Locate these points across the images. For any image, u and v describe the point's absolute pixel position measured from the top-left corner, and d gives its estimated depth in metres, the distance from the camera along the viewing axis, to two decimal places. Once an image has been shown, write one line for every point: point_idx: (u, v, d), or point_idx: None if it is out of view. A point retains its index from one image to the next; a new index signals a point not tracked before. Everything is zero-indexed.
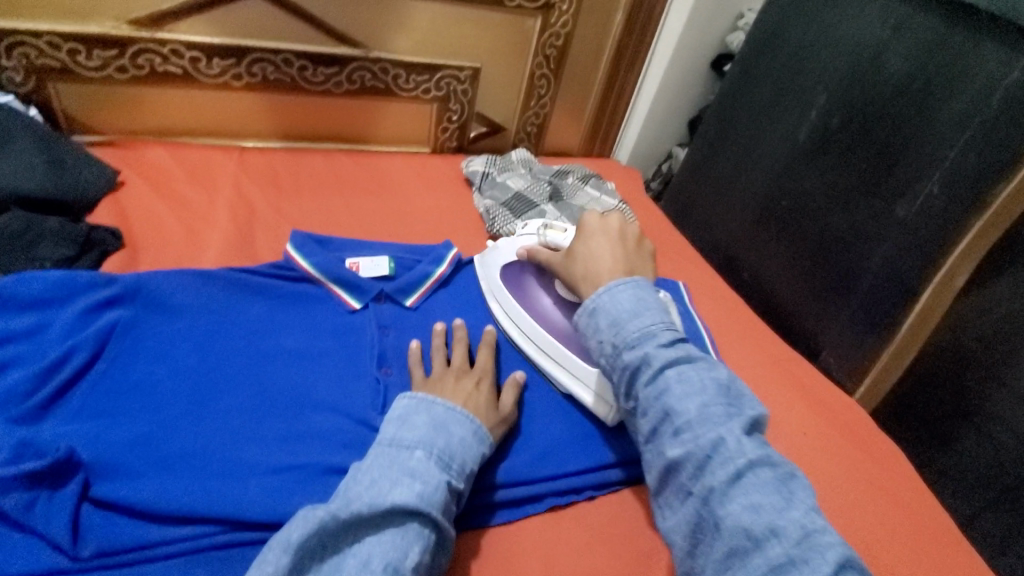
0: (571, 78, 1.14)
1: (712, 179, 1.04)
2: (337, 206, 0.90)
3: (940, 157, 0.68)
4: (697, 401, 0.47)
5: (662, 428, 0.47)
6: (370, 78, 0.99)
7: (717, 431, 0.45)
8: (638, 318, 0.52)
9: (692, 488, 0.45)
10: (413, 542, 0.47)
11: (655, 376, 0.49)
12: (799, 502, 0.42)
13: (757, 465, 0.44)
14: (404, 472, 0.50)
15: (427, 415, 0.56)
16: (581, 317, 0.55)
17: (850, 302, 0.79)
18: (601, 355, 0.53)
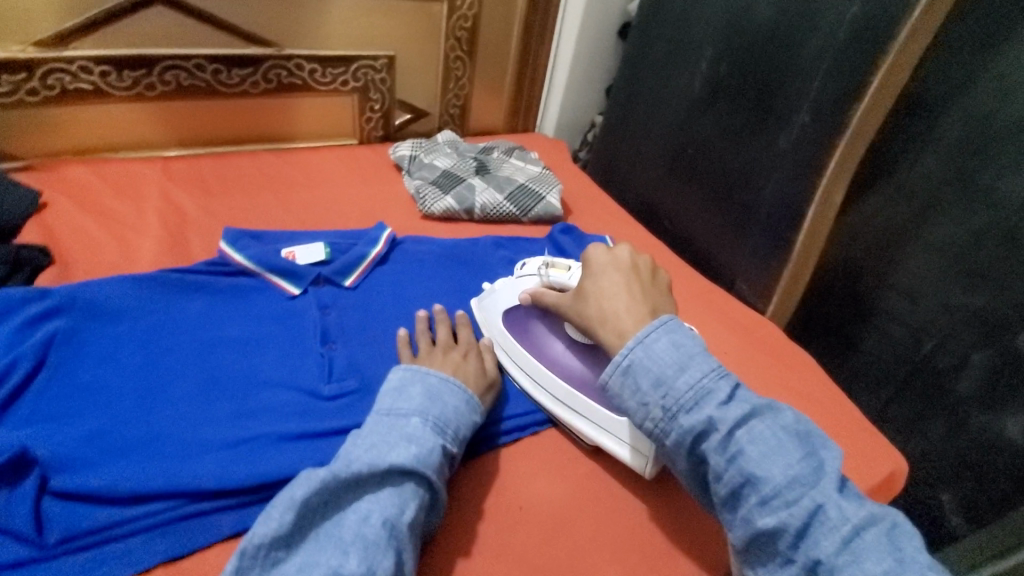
0: (486, 58, 1.18)
1: (627, 138, 1.12)
2: (268, 203, 0.92)
3: (807, 90, 0.77)
4: (778, 464, 0.49)
5: (746, 494, 0.49)
6: (286, 75, 1.01)
7: (810, 497, 0.47)
8: (686, 372, 0.53)
9: (793, 556, 0.47)
10: (410, 500, 0.51)
11: (724, 441, 0.50)
12: (909, 557, 0.44)
13: (861, 527, 0.46)
14: (401, 437, 0.55)
15: (423, 386, 0.60)
16: (612, 375, 0.56)
17: (752, 231, 0.88)
18: (653, 419, 0.54)
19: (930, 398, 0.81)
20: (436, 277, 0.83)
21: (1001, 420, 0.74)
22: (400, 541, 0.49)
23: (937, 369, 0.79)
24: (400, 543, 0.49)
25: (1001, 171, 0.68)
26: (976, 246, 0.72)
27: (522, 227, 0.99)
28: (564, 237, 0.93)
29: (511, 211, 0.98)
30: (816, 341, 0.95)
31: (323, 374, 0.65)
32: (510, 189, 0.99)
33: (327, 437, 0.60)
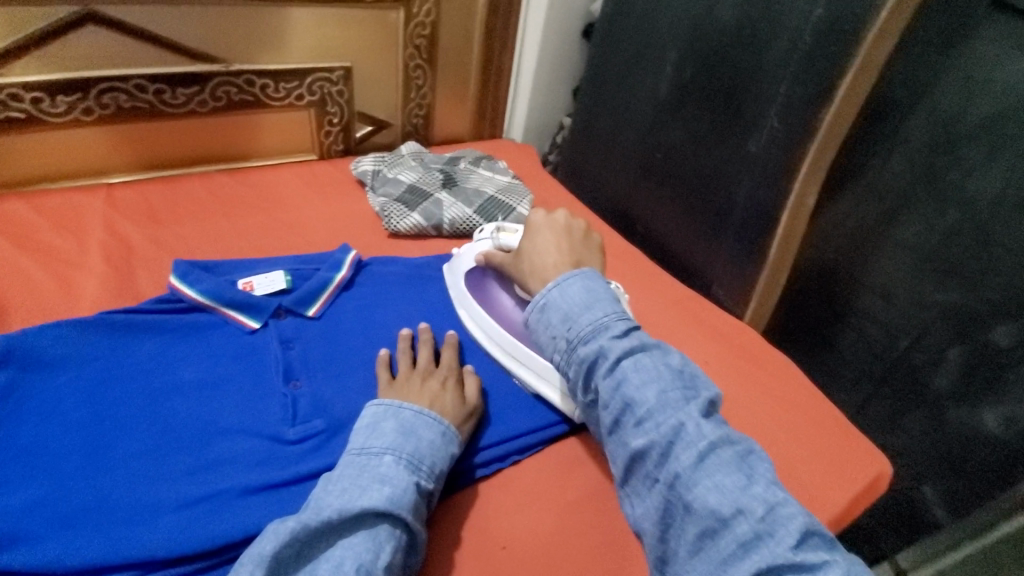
0: (447, 65, 1.14)
1: (597, 142, 1.10)
2: (223, 230, 0.87)
3: (775, 93, 0.76)
4: (655, 390, 0.51)
5: (625, 419, 0.52)
6: (236, 92, 0.96)
7: (677, 419, 0.50)
8: (590, 311, 0.57)
9: (658, 476, 0.49)
10: (385, 544, 0.48)
11: (611, 368, 0.53)
12: (759, 481, 0.47)
13: (718, 447, 0.48)
14: (373, 478, 0.51)
15: (395, 420, 0.57)
16: (531, 313, 0.60)
17: (725, 236, 0.87)
18: (558, 350, 0.58)
19: (909, 395, 0.81)
20: (405, 299, 0.79)
21: (981, 413, 0.74)
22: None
23: (915, 365, 0.79)
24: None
25: (968, 170, 0.68)
26: (948, 243, 0.72)
27: None
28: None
29: (481, 224, 0.94)
30: (794, 341, 0.95)
31: (287, 416, 0.61)
32: (479, 202, 0.96)
33: (290, 486, 0.56)
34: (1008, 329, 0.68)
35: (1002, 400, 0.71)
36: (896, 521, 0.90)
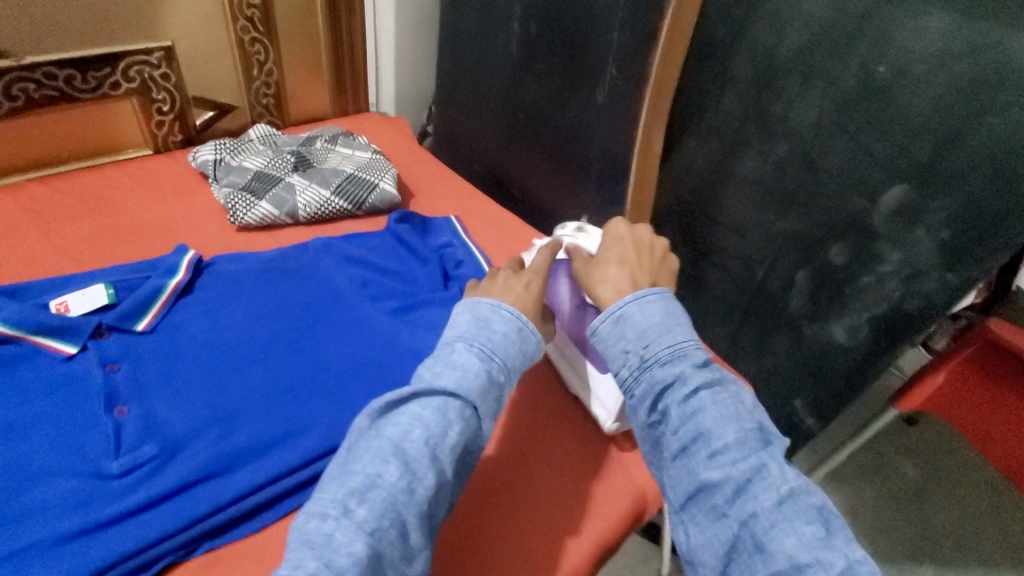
0: (290, 37, 1.05)
1: (462, 107, 1.07)
2: (35, 246, 0.76)
3: (610, 41, 0.77)
4: (733, 423, 0.49)
5: (695, 448, 0.48)
6: (36, 88, 0.83)
7: (755, 458, 0.47)
8: (669, 333, 0.53)
9: (728, 509, 0.45)
10: (453, 421, 0.50)
11: (688, 396, 0.50)
12: (838, 534, 0.44)
13: (798, 494, 0.45)
14: (446, 363, 0.54)
15: (475, 312, 0.58)
16: (604, 323, 0.56)
17: (588, 188, 0.89)
18: (626, 366, 0.54)
19: (769, 320, 0.86)
20: (255, 296, 0.72)
21: (829, 327, 0.80)
22: (439, 466, 0.49)
23: (771, 292, 0.84)
24: (442, 466, 0.49)
25: (790, 101, 0.72)
26: (781, 174, 0.76)
27: (359, 221, 0.91)
28: (401, 225, 0.85)
29: (342, 206, 0.89)
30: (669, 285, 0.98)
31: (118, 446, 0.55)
32: (336, 181, 0.90)
33: (116, 522, 0.51)
34: (840, 248, 0.74)
35: (844, 310, 0.77)
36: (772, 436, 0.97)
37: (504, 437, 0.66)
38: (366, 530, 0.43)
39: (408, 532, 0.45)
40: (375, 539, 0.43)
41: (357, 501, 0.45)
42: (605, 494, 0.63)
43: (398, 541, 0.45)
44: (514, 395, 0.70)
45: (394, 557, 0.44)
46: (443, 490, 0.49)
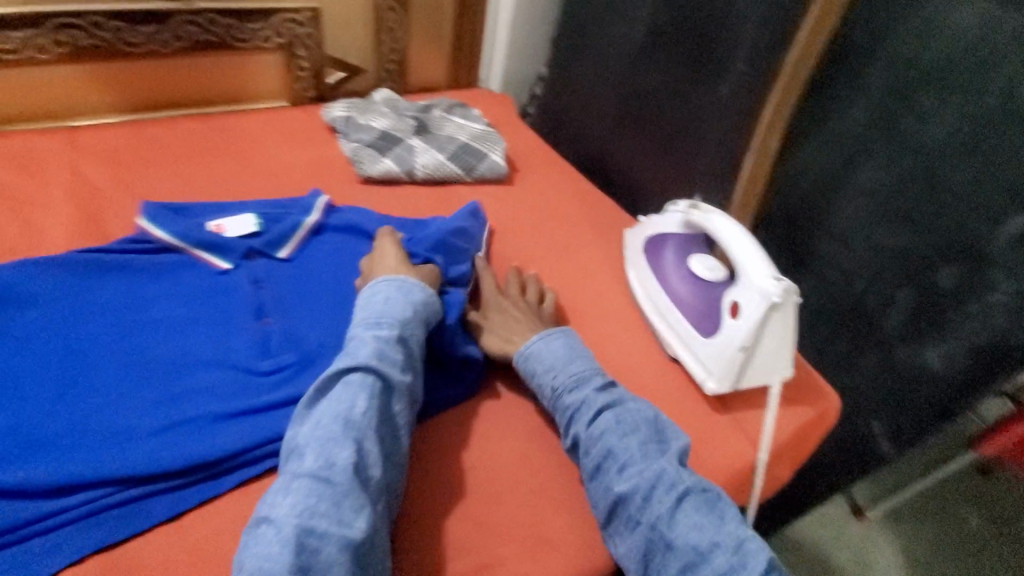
0: (421, 8, 1.12)
1: (575, 90, 1.11)
2: (190, 173, 0.86)
3: (743, 37, 0.80)
4: (631, 437, 0.58)
5: (607, 465, 0.57)
6: (199, 32, 0.92)
7: (656, 467, 0.56)
8: (573, 364, 0.64)
9: (640, 518, 0.54)
10: (363, 391, 0.54)
11: (595, 416, 0.60)
12: (732, 518, 0.53)
13: (692, 492, 0.55)
14: (343, 351, 0.58)
15: (370, 299, 0.63)
16: (519, 363, 0.66)
17: (693, 181, 0.92)
18: (548, 396, 0.64)
19: (861, 336, 0.85)
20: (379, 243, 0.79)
21: (925, 352, 0.78)
22: (357, 434, 0.51)
23: (868, 307, 0.83)
24: (359, 434, 0.51)
25: (922, 116, 0.71)
26: (900, 189, 0.75)
27: (467, 188, 0.96)
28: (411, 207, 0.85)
29: (455, 171, 0.95)
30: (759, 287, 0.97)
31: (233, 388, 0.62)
32: (451, 148, 0.96)
33: (257, 414, 0.58)
34: (951, 272, 0.72)
35: (942, 339, 0.75)
36: (851, 458, 0.92)
37: None
38: (296, 515, 0.45)
39: (342, 496, 0.47)
40: (308, 517, 0.45)
41: (281, 494, 0.47)
42: None
43: (333, 507, 0.47)
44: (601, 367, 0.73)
45: (336, 520, 0.46)
46: (372, 452, 0.52)
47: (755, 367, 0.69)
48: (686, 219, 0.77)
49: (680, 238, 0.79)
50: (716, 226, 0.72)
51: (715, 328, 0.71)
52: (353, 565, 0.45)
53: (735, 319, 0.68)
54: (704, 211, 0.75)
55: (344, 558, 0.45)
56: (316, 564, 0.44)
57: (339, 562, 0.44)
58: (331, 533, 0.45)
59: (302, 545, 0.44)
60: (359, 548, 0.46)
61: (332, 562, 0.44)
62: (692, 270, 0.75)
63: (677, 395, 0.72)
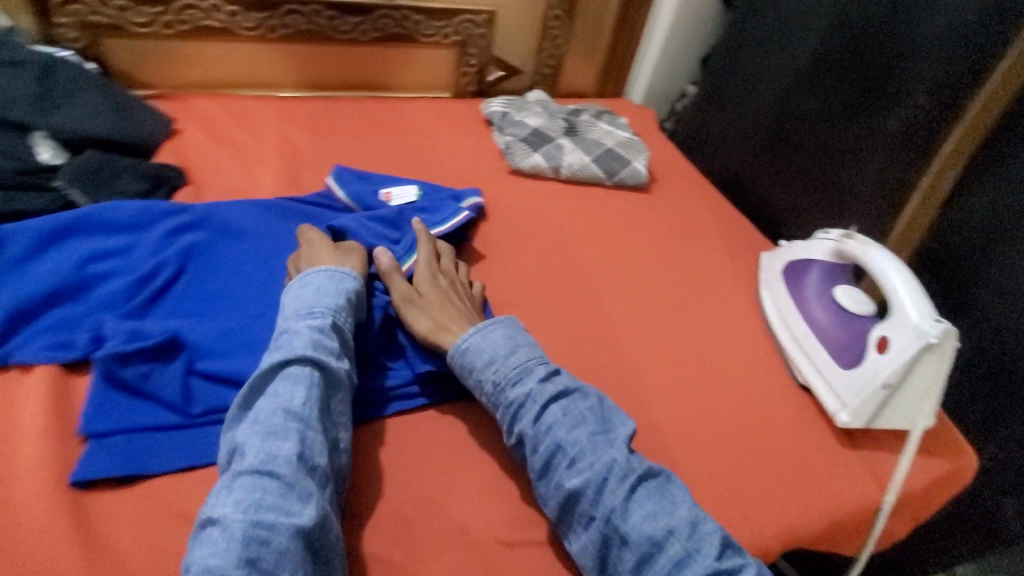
0: (585, 19, 1.18)
1: (721, 108, 1.12)
2: (369, 146, 0.98)
3: (924, 73, 0.79)
4: (580, 428, 0.57)
5: (558, 460, 0.55)
6: (392, 25, 1.05)
7: (605, 456, 0.55)
8: (514, 353, 0.61)
9: (594, 512, 0.53)
10: (303, 381, 0.54)
11: (541, 412, 0.57)
12: (679, 499, 0.55)
13: (643, 479, 0.55)
14: (275, 345, 0.57)
15: (297, 295, 0.61)
16: (454, 358, 0.62)
17: (846, 212, 0.91)
18: (484, 393, 0.60)
19: (1012, 400, 0.77)
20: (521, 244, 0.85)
21: None
22: (299, 425, 0.51)
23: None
24: (301, 426, 0.51)
25: None
26: None
27: (606, 190, 1.00)
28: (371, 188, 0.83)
29: (598, 173, 0.99)
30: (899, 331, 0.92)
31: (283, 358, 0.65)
32: (598, 151, 1.01)
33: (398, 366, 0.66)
34: None
35: None
36: (967, 528, 0.85)
37: (715, 408, 0.70)
38: (241, 512, 0.45)
39: (291, 483, 0.48)
40: (255, 512, 0.45)
41: (225, 493, 0.47)
42: (806, 491, 0.64)
43: (281, 495, 0.47)
44: (727, 378, 0.74)
45: (284, 508, 0.46)
46: (315, 437, 0.52)
47: (895, 408, 0.67)
48: (837, 247, 0.76)
49: (824, 267, 0.78)
50: (874, 258, 0.70)
51: (856, 360, 0.69)
52: (308, 546, 0.46)
53: (882, 353, 0.67)
54: (858, 241, 0.74)
55: (299, 541, 0.45)
56: (265, 556, 0.44)
57: (292, 547, 0.45)
58: (280, 524, 0.45)
59: (253, 536, 0.44)
60: (314, 529, 0.47)
61: (284, 549, 0.44)
62: (837, 300, 0.74)
63: (802, 419, 0.71)
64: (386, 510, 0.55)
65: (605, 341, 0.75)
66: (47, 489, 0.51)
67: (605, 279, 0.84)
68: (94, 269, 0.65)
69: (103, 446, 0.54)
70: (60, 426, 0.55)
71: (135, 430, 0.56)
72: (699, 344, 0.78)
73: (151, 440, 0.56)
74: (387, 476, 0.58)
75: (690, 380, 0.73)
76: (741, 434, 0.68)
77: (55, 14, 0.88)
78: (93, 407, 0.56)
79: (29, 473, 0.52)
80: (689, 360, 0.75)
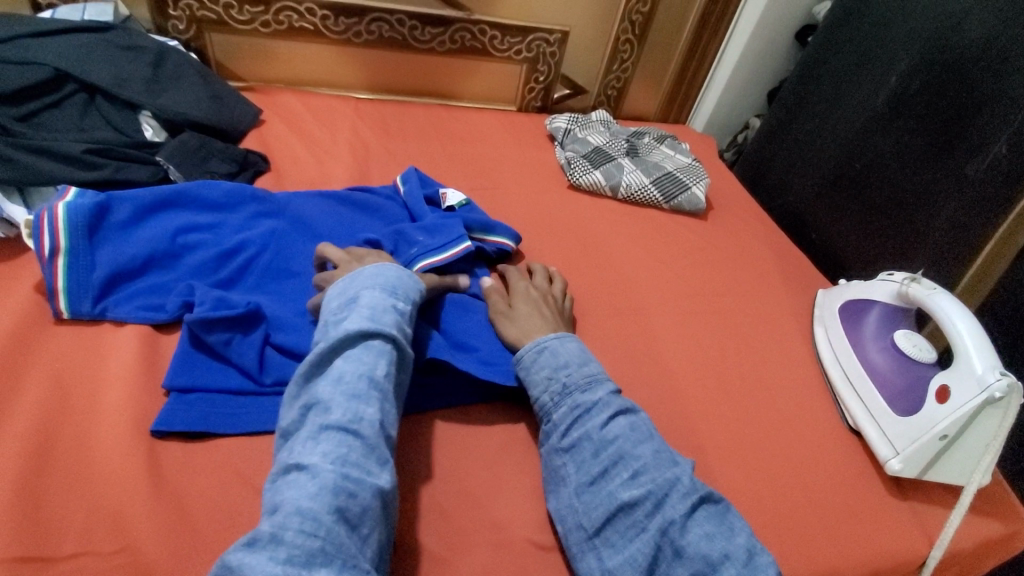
0: (654, 45, 1.20)
1: (787, 143, 1.12)
2: (436, 150, 1.02)
3: (1009, 120, 0.76)
4: (642, 443, 0.57)
5: (618, 470, 0.56)
6: (469, 38, 1.09)
7: (670, 473, 0.55)
8: (587, 365, 0.63)
9: (647, 524, 0.52)
10: (387, 353, 0.55)
11: (608, 420, 0.59)
12: (736, 528, 0.53)
13: (704, 501, 0.54)
14: (352, 313, 0.57)
15: (376, 268, 0.62)
16: (529, 351, 0.64)
17: (912, 257, 0.89)
18: (548, 393, 0.62)
19: None
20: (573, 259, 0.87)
21: None
22: (380, 394, 0.53)
23: None
24: (382, 396, 0.53)
25: None
26: None
27: (661, 213, 1.01)
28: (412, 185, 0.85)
29: (655, 195, 1.00)
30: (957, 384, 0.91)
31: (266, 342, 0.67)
32: (657, 174, 1.02)
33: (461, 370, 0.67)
34: None
35: None
36: None
37: (757, 438, 0.69)
38: (332, 463, 0.47)
39: (373, 446, 0.49)
40: (344, 466, 0.47)
41: (313, 444, 0.48)
42: (848, 534, 0.62)
43: (365, 455, 0.48)
44: (771, 409, 0.73)
45: (367, 468, 0.48)
46: (391, 408, 0.54)
47: (950, 462, 0.65)
48: (900, 291, 0.74)
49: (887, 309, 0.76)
50: (942, 305, 0.68)
51: (913, 407, 0.67)
52: (382, 507, 0.48)
53: (940, 403, 0.65)
54: (925, 285, 0.72)
55: (378, 501, 0.47)
56: (352, 510, 0.45)
57: (372, 506, 0.47)
58: (364, 482, 0.47)
59: (343, 488, 0.46)
60: (387, 494, 0.49)
61: (366, 506, 0.46)
62: (896, 344, 0.72)
63: (849, 462, 0.69)
64: (426, 496, 0.57)
65: (650, 359, 0.76)
66: (128, 434, 0.56)
67: (655, 298, 0.84)
68: (187, 240, 0.71)
69: (181, 402, 0.58)
70: (144, 378, 0.61)
71: (212, 391, 0.60)
72: (745, 373, 0.77)
73: (226, 401, 0.60)
74: (428, 463, 0.60)
75: (733, 408, 0.72)
76: (783, 467, 0.67)
77: (169, 8, 0.97)
78: (176, 367, 0.60)
79: (112, 416, 0.57)
80: (733, 388, 0.74)
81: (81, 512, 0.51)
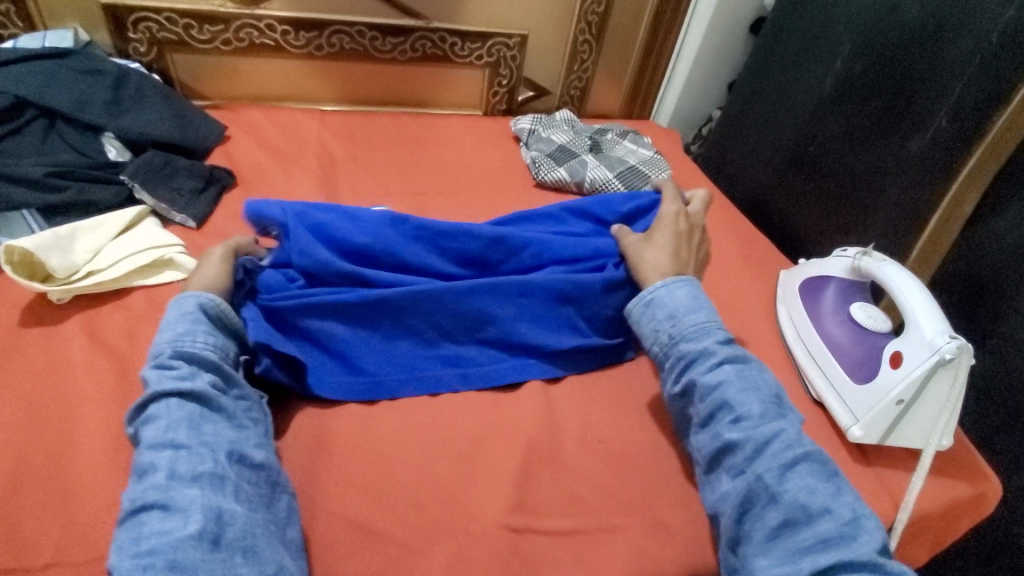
0: (612, 43, 1.23)
1: (745, 130, 1.15)
2: (402, 156, 1.03)
3: (949, 92, 0.79)
4: (750, 392, 0.57)
5: (720, 416, 0.57)
6: (430, 46, 1.12)
7: (773, 426, 0.55)
8: (694, 313, 0.63)
9: (747, 467, 0.54)
10: (170, 408, 0.50)
11: (715, 367, 0.59)
12: (847, 493, 0.52)
13: (809, 457, 0.53)
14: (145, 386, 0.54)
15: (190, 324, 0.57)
16: (636, 305, 0.66)
17: (868, 231, 0.92)
18: (656, 342, 0.63)
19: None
20: None
21: None
22: (171, 449, 0.48)
23: None
24: (178, 448, 0.48)
25: None
26: None
27: None
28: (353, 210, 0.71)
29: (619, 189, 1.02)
30: None
31: None
32: (620, 168, 1.05)
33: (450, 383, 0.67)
34: None
35: None
36: None
37: None
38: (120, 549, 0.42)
39: (169, 503, 0.44)
40: (140, 542, 0.42)
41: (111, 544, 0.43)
42: None
43: (161, 519, 0.43)
44: None
45: (166, 529, 0.43)
46: (193, 448, 0.48)
47: (909, 425, 0.67)
48: (854, 265, 0.77)
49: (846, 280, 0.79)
50: (891, 276, 0.70)
51: (870, 375, 0.70)
52: (211, 546, 0.43)
53: (895, 368, 0.67)
54: (874, 259, 0.74)
55: (195, 545, 0.42)
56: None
57: (181, 557, 0.41)
58: (161, 546, 0.42)
59: (144, 563, 0.41)
60: (213, 527, 0.44)
61: (173, 562, 0.41)
62: (853, 317, 0.75)
63: (814, 433, 0.71)
64: (398, 488, 0.57)
65: None
66: (100, 447, 0.56)
67: None
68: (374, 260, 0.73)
69: None
70: (112, 391, 0.61)
71: None
72: None
73: None
74: (402, 459, 0.60)
75: None
76: None
77: (129, 31, 0.98)
78: None
79: (87, 433, 0.57)
80: None
81: (54, 526, 0.51)
